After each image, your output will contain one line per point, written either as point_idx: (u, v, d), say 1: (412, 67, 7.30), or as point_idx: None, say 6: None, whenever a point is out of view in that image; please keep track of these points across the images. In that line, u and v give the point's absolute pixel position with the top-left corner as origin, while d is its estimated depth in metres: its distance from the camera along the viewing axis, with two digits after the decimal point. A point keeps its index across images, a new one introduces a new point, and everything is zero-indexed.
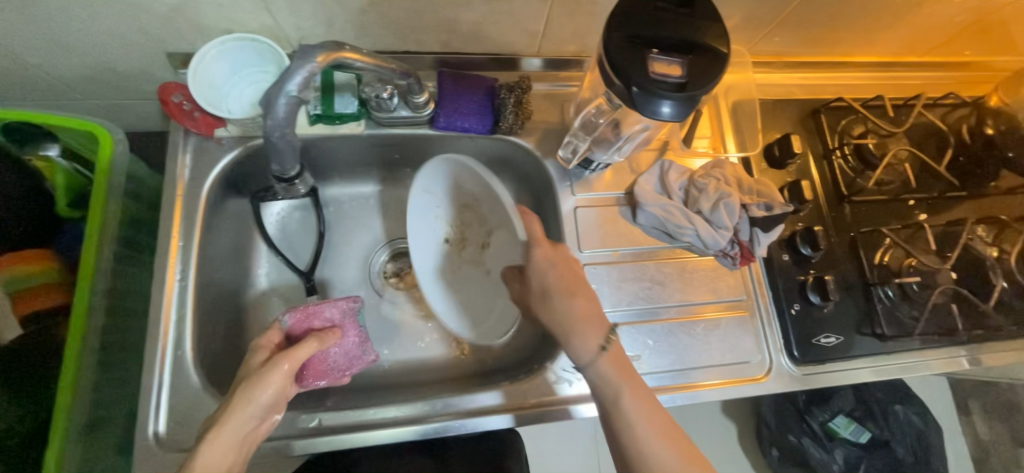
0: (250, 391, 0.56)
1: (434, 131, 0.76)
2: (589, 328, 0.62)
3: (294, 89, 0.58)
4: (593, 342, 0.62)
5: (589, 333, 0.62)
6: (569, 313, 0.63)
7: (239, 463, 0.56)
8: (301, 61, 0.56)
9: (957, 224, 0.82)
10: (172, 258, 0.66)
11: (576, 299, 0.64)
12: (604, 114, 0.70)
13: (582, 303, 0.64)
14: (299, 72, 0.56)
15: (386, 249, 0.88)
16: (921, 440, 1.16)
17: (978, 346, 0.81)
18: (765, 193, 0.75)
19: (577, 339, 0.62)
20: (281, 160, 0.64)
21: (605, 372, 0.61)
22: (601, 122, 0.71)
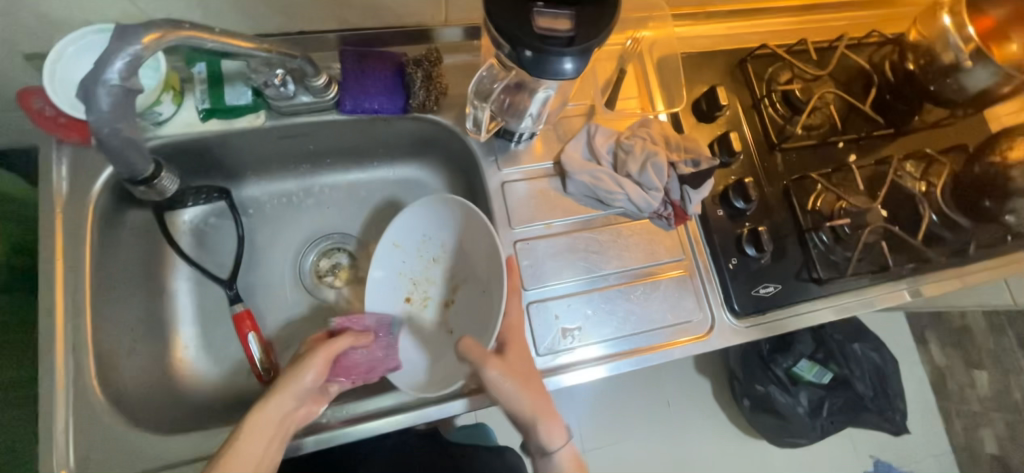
0: (288, 380, 0.59)
1: (343, 117, 0.71)
2: (528, 388, 0.63)
3: (116, 77, 0.48)
4: (527, 400, 0.63)
5: (526, 394, 0.63)
6: (510, 380, 0.62)
7: (272, 455, 0.58)
8: (120, 44, 0.47)
9: (885, 163, 0.83)
10: (58, 282, 0.61)
11: (514, 361, 0.64)
12: (498, 77, 0.67)
13: (519, 363, 0.64)
14: (119, 56, 0.47)
15: (315, 249, 0.83)
16: (879, 374, 1.20)
17: (917, 279, 0.82)
18: (691, 149, 0.74)
19: (514, 401, 0.62)
20: (128, 162, 0.56)
21: (539, 425, 0.64)
22: (497, 87, 0.68)
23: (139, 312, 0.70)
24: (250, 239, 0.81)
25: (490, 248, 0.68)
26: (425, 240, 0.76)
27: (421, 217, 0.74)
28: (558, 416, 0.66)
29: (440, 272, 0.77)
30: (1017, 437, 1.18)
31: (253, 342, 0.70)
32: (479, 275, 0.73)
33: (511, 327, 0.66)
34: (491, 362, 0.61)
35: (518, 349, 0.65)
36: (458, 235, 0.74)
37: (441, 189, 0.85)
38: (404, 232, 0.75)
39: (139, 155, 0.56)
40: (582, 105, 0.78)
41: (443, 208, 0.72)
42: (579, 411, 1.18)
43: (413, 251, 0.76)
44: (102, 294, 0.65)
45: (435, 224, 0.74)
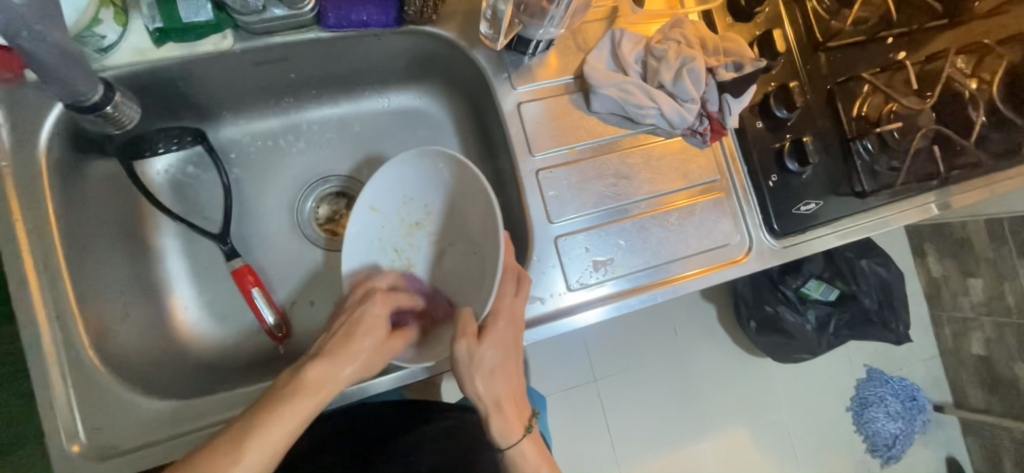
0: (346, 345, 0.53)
1: (326, 34, 0.60)
2: (493, 376, 0.56)
3: None
4: (490, 388, 0.56)
5: (488, 380, 0.56)
6: (482, 362, 0.55)
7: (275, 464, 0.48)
8: None
9: (937, 58, 0.74)
10: (24, 245, 0.53)
11: (489, 346, 0.55)
12: None
13: (494, 352, 0.56)
14: None
15: (313, 194, 0.74)
16: (885, 288, 1.15)
17: (948, 190, 0.77)
18: (733, 52, 0.65)
19: (475, 387, 0.56)
20: (65, 81, 0.50)
21: (495, 418, 0.57)
22: None
23: (125, 274, 0.63)
24: (235, 187, 0.72)
25: (483, 207, 0.59)
26: (406, 202, 0.65)
27: (400, 176, 0.62)
28: (519, 411, 0.59)
29: (424, 237, 0.66)
30: (1006, 339, 1.16)
31: (259, 297, 0.66)
32: (472, 236, 0.62)
33: (497, 309, 0.56)
34: (466, 339, 0.54)
35: (498, 333, 0.56)
36: (447, 194, 0.63)
37: (445, 118, 0.76)
38: (384, 194, 0.63)
39: (79, 73, 0.50)
40: (604, 7, 0.68)
41: (428, 167, 0.61)
42: (587, 343, 1.17)
43: (393, 215, 0.65)
44: (79, 256, 0.57)
45: (417, 183, 0.63)
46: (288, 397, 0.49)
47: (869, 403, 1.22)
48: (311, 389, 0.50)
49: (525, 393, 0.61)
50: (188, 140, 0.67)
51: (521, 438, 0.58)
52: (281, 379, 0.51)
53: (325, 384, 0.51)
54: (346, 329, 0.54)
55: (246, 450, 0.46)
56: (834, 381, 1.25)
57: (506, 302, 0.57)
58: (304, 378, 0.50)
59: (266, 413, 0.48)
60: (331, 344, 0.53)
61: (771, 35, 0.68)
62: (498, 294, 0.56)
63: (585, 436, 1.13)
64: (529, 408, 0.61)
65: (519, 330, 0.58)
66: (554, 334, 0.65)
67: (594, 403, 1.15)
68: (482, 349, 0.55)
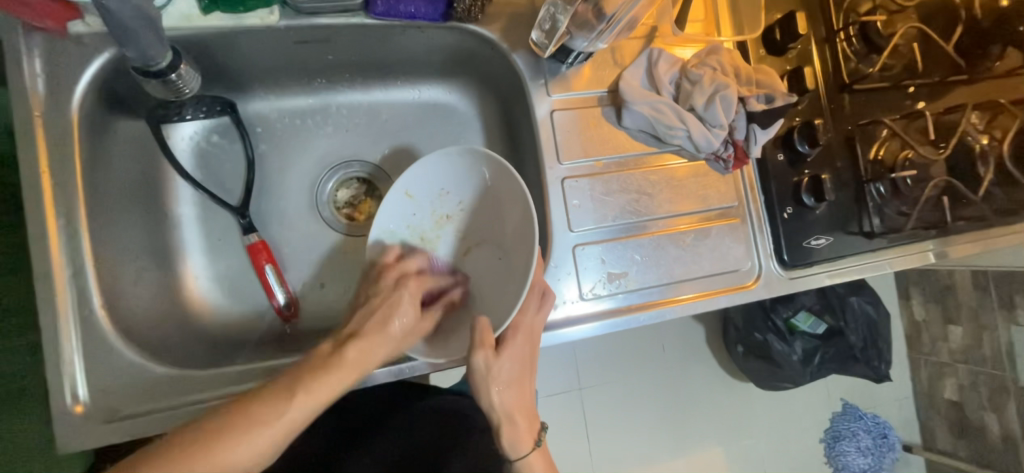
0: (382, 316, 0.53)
1: (372, 21, 0.60)
2: (508, 389, 0.56)
3: None
4: (504, 401, 0.56)
5: (502, 392, 0.56)
6: (498, 374, 0.55)
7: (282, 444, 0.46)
8: None
9: (954, 112, 0.77)
10: (46, 199, 0.53)
11: (506, 359, 0.55)
12: None
13: (509, 365, 0.56)
14: None
15: (334, 177, 0.74)
16: (871, 327, 1.18)
17: (947, 240, 0.79)
18: (765, 83, 0.67)
19: (490, 397, 0.56)
20: (137, 43, 0.50)
21: (507, 429, 0.57)
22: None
23: (142, 237, 0.63)
24: (258, 162, 0.72)
25: (522, 215, 0.59)
26: (442, 195, 0.64)
27: (442, 168, 0.62)
28: (531, 425, 0.59)
29: (453, 232, 0.66)
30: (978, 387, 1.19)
31: (270, 274, 0.67)
32: (503, 240, 0.62)
33: (516, 324, 0.57)
34: (483, 351, 0.53)
35: (516, 347, 0.57)
36: (484, 194, 0.63)
37: (473, 115, 0.77)
38: (420, 182, 0.63)
39: (153, 37, 0.50)
40: (645, 25, 0.69)
41: (470, 164, 0.61)
42: (578, 352, 1.18)
43: (426, 205, 0.64)
44: (99, 216, 0.57)
45: (458, 178, 0.63)
46: (329, 367, 0.48)
47: (842, 437, 1.25)
48: (350, 366, 0.49)
49: (537, 407, 0.61)
50: (217, 110, 0.67)
51: (531, 453, 0.58)
52: (322, 349, 0.50)
53: (361, 361, 0.50)
54: (384, 314, 0.53)
55: (288, 412, 0.45)
56: (811, 411, 1.27)
57: (525, 319, 0.58)
58: (342, 356, 0.49)
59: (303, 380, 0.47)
60: (366, 324, 0.52)
61: (802, 72, 0.69)
62: (521, 309, 0.57)
63: (567, 442, 1.14)
64: (541, 422, 0.61)
65: (534, 346, 0.59)
66: (560, 341, 0.66)
67: (579, 410, 1.16)
68: (499, 362, 0.55)
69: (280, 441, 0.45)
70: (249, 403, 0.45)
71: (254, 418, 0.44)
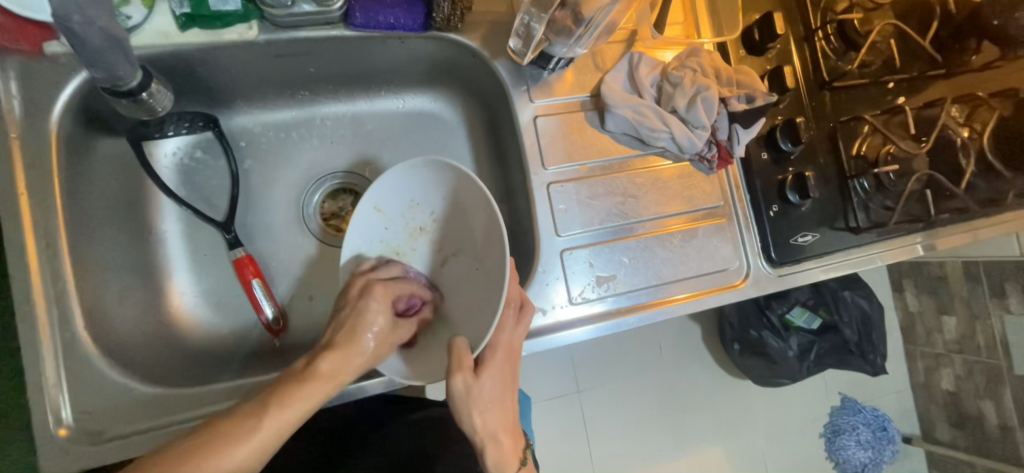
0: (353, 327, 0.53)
1: (352, 33, 0.60)
2: (490, 410, 0.56)
3: None
4: (488, 421, 0.56)
5: (483, 414, 0.55)
6: (479, 394, 0.54)
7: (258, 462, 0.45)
8: None
9: (933, 106, 0.78)
10: (26, 221, 0.52)
11: (486, 379, 0.55)
12: None
13: (489, 384, 0.55)
14: None
15: (321, 189, 0.74)
16: (865, 321, 1.18)
17: (934, 232, 0.80)
18: (745, 83, 0.67)
19: (472, 419, 0.55)
20: (106, 65, 0.50)
21: (492, 450, 0.56)
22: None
23: (125, 256, 0.62)
24: (243, 177, 0.71)
25: (489, 222, 0.57)
26: (412, 206, 0.63)
27: (408, 179, 0.61)
28: (515, 445, 0.58)
29: (427, 242, 0.65)
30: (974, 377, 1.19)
31: (258, 289, 0.66)
32: (475, 248, 0.61)
33: (494, 343, 0.57)
34: (461, 373, 0.53)
35: (496, 366, 0.56)
36: (452, 204, 0.62)
37: (458, 123, 0.77)
38: (389, 195, 0.62)
39: (121, 57, 0.50)
40: (625, 29, 0.69)
41: (435, 174, 0.60)
42: (575, 355, 1.17)
43: (398, 218, 0.63)
44: (80, 236, 0.56)
45: (426, 190, 0.62)
46: (301, 382, 0.49)
47: (841, 430, 1.25)
48: (323, 378, 0.49)
49: (520, 425, 0.60)
50: (199, 125, 0.66)
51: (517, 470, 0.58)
52: (295, 366, 0.51)
53: (335, 374, 0.50)
54: (353, 322, 0.53)
55: (257, 432, 0.45)
56: (810, 406, 1.28)
57: (504, 340, 0.57)
58: (315, 370, 0.50)
59: (274, 397, 0.47)
60: (338, 337, 0.53)
61: (782, 71, 0.70)
62: (498, 327, 0.57)
63: (566, 447, 1.14)
64: (524, 441, 0.61)
65: (516, 364, 0.59)
66: (551, 346, 0.65)
67: (577, 415, 1.16)
68: (480, 382, 0.54)
69: (257, 460, 0.45)
70: (218, 426, 0.45)
71: (222, 443, 0.43)
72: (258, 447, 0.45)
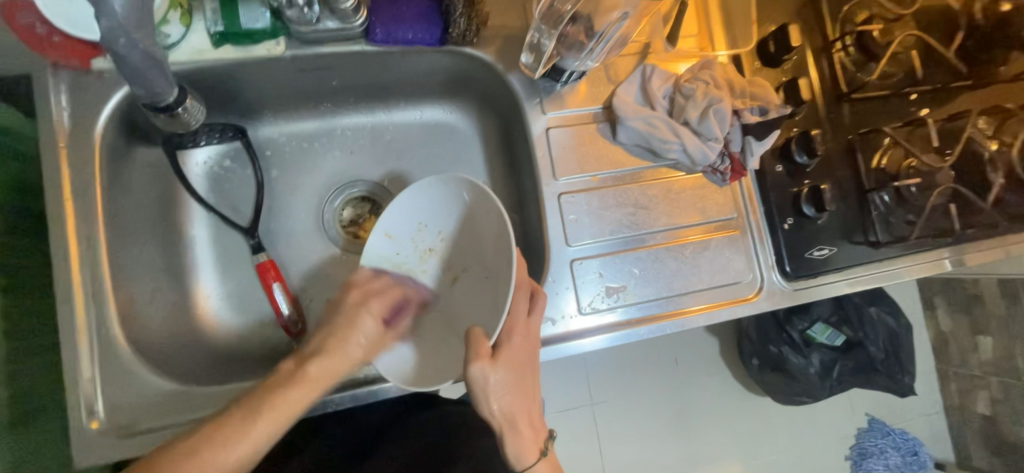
0: (342, 335, 0.55)
1: (372, 48, 0.63)
2: (507, 395, 0.55)
3: None
4: (508, 407, 0.56)
5: (503, 401, 0.55)
6: (499, 383, 0.54)
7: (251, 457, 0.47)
8: None
9: (959, 118, 0.76)
10: (69, 224, 0.56)
11: (502, 366, 0.55)
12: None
13: (508, 371, 0.55)
14: None
15: (340, 196, 0.77)
16: (892, 339, 1.14)
17: (962, 247, 0.78)
18: (759, 96, 0.67)
19: (491, 406, 0.55)
20: (145, 82, 0.53)
21: (510, 439, 0.56)
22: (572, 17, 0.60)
23: (156, 259, 0.66)
24: (269, 184, 0.75)
25: (496, 228, 0.60)
26: (421, 228, 0.66)
27: (417, 202, 0.64)
28: (535, 432, 0.58)
29: (437, 262, 0.67)
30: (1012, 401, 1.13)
31: (279, 291, 0.68)
32: (485, 259, 0.63)
33: (510, 327, 0.57)
34: (481, 361, 0.53)
35: (513, 350, 0.56)
36: (461, 221, 0.65)
37: (473, 134, 0.79)
38: (398, 220, 0.64)
39: (161, 77, 0.54)
40: (638, 42, 0.70)
41: (443, 192, 0.63)
42: (589, 366, 1.16)
43: (407, 241, 0.66)
44: (117, 239, 0.60)
45: (434, 210, 0.65)
46: (291, 384, 0.50)
47: (869, 454, 1.20)
48: (312, 383, 0.51)
49: (540, 414, 0.60)
50: (229, 135, 0.70)
51: (537, 460, 0.57)
52: (285, 366, 0.52)
53: (324, 378, 0.52)
54: (343, 331, 0.56)
55: (256, 426, 0.47)
56: (834, 426, 1.23)
57: (518, 327, 0.57)
58: (306, 372, 0.51)
59: (266, 398, 0.48)
60: (327, 343, 0.54)
61: (797, 83, 0.70)
62: (511, 313, 0.57)
63: (579, 458, 1.13)
64: (546, 430, 0.60)
65: (532, 348, 0.59)
66: (562, 354, 0.66)
67: (590, 426, 1.15)
68: (496, 370, 0.54)
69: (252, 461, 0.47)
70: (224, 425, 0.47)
71: (232, 430, 0.46)
72: (251, 446, 0.46)
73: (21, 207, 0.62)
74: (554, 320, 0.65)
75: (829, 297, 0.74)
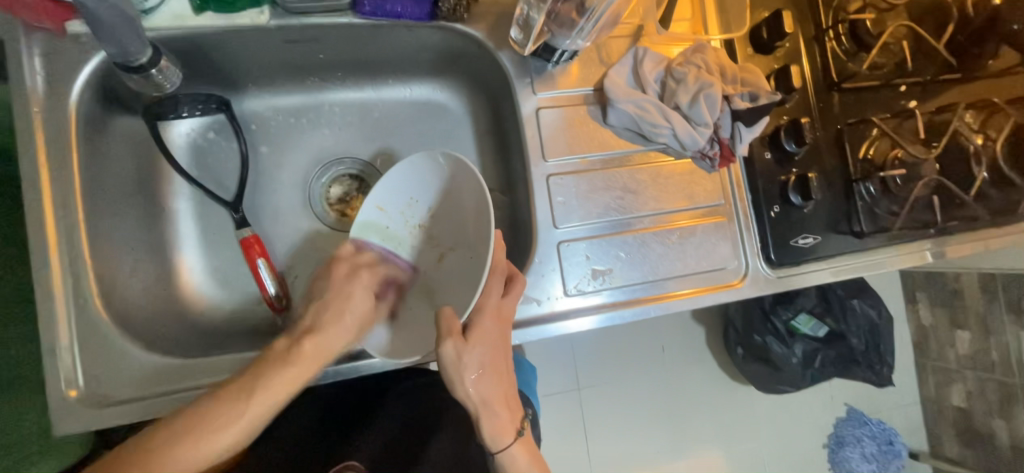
0: (336, 306, 0.55)
1: (360, 21, 0.62)
2: (482, 376, 0.56)
3: None
4: (483, 389, 0.56)
5: (478, 384, 0.56)
6: (470, 363, 0.55)
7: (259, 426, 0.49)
8: None
9: (946, 111, 0.76)
10: (46, 193, 0.55)
11: (475, 345, 0.55)
12: None
13: (479, 352, 0.56)
14: None
15: (327, 173, 0.76)
16: (873, 330, 1.16)
17: (943, 239, 0.79)
18: (750, 82, 0.67)
19: (464, 387, 0.55)
20: (119, 42, 0.52)
21: (484, 418, 0.57)
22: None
23: (136, 231, 0.65)
24: (255, 160, 0.74)
25: (482, 210, 0.60)
26: (411, 203, 0.66)
27: (404, 176, 0.64)
28: (509, 411, 0.58)
29: (428, 238, 0.67)
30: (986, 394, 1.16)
31: (263, 268, 0.67)
32: (471, 241, 0.63)
33: (481, 306, 0.57)
34: (452, 339, 0.53)
35: (485, 331, 0.57)
36: (450, 200, 0.64)
37: (463, 114, 0.78)
38: (389, 194, 0.64)
39: (133, 36, 0.52)
40: (631, 24, 0.70)
41: (432, 168, 0.63)
42: (576, 352, 1.18)
43: (398, 215, 0.66)
44: (95, 210, 0.59)
45: (423, 185, 0.64)
46: (286, 363, 0.50)
47: (846, 442, 1.23)
48: (307, 360, 0.51)
49: (517, 394, 0.60)
50: (213, 107, 0.68)
51: (511, 439, 0.57)
52: (276, 346, 0.52)
53: (319, 357, 0.52)
54: (337, 306, 0.55)
55: (249, 405, 0.47)
56: (814, 415, 1.26)
57: (490, 310, 0.57)
58: (297, 352, 0.51)
59: (263, 376, 0.49)
60: (321, 319, 0.54)
61: (789, 70, 0.69)
62: (484, 292, 0.58)
63: (562, 441, 1.14)
64: (522, 410, 0.61)
65: (505, 328, 0.59)
66: (546, 335, 0.66)
67: (575, 411, 1.16)
68: (469, 349, 0.55)
69: (248, 435, 0.48)
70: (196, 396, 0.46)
71: (222, 416, 0.46)
72: (247, 427, 0.47)
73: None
74: (541, 300, 0.65)
75: (813, 285, 0.75)
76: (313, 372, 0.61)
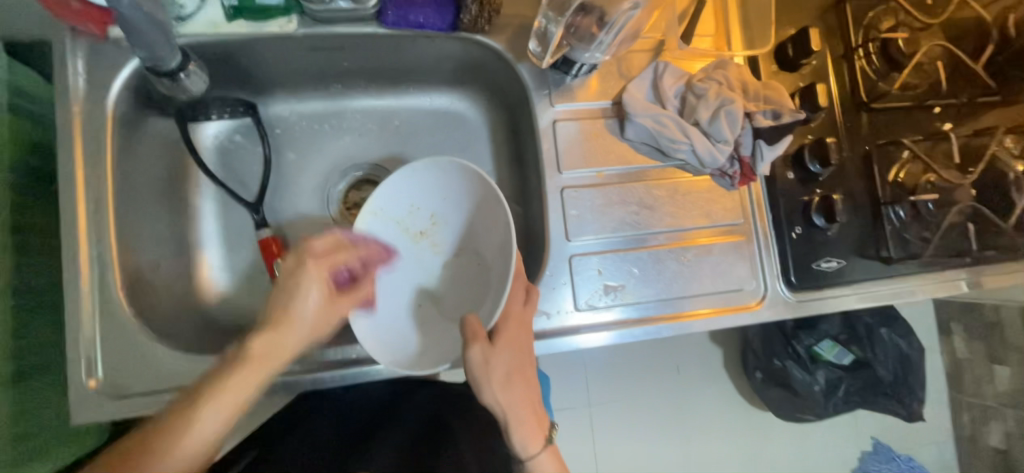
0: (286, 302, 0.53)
1: (384, 31, 0.63)
2: (510, 382, 0.56)
3: None
4: (511, 397, 0.56)
5: (505, 391, 0.55)
6: (496, 370, 0.54)
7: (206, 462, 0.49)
8: None
9: (984, 134, 0.73)
10: (79, 191, 0.58)
11: (501, 350, 0.56)
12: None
13: (506, 359, 0.56)
14: None
15: (346, 179, 0.77)
16: (903, 361, 1.10)
17: (980, 268, 0.75)
18: (773, 99, 0.65)
19: (492, 394, 0.55)
20: (151, 47, 0.55)
21: (515, 426, 0.56)
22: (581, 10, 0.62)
23: (162, 228, 0.67)
24: (278, 163, 0.76)
25: (493, 218, 0.62)
26: (412, 211, 0.65)
27: (409, 184, 0.63)
28: (538, 418, 0.57)
29: (430, 246, 0.67)
30: None
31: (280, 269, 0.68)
32: (477, 247, 0.66)
33: (505, 313, 0.57)
34: (478, 344, 0.53)
35: (509, 337, 0.57)
36: (454, 205, 0.65)
37: (482, 124, 0.79)
38: (392, 202, 0.64)
39: (164, 41, 0.55)
40: (651, 39, 0.69)
41: (435, 175, 0.63)
42: (588, 369, 1.16)
43: (398, 223, 0.65)
44: (124, 207, 0.61)
45: (427, 192, 0.65)
46: (238, 364, 0.50)
47: None
48: (257, 362, 0.50)
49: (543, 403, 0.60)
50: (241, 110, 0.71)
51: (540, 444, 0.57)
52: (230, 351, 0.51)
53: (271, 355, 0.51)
54: (285, 304, 0.53)
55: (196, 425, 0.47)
56: (837, 448, 1.20)
57: (511, 317, 0.57)
58: (249, 351, 0.50)
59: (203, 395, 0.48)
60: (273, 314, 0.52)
61: (814, 89, 0.68)
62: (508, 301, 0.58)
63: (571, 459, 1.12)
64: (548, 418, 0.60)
65: (528, 335, 0.59)
66: (554, 351, 0.65)
67: (585, 429, 1.14)
68: (495, 354, 0.55)
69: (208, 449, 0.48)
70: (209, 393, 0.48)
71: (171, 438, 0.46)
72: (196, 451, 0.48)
73: (36, 168, 0.64)
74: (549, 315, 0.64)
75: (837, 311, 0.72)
76: (321, 375, 0.62)
